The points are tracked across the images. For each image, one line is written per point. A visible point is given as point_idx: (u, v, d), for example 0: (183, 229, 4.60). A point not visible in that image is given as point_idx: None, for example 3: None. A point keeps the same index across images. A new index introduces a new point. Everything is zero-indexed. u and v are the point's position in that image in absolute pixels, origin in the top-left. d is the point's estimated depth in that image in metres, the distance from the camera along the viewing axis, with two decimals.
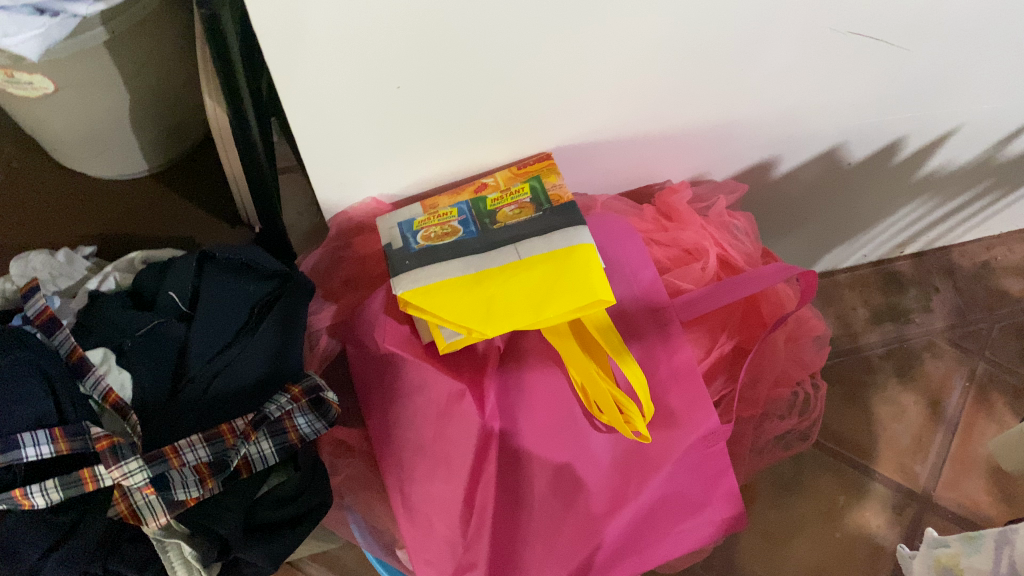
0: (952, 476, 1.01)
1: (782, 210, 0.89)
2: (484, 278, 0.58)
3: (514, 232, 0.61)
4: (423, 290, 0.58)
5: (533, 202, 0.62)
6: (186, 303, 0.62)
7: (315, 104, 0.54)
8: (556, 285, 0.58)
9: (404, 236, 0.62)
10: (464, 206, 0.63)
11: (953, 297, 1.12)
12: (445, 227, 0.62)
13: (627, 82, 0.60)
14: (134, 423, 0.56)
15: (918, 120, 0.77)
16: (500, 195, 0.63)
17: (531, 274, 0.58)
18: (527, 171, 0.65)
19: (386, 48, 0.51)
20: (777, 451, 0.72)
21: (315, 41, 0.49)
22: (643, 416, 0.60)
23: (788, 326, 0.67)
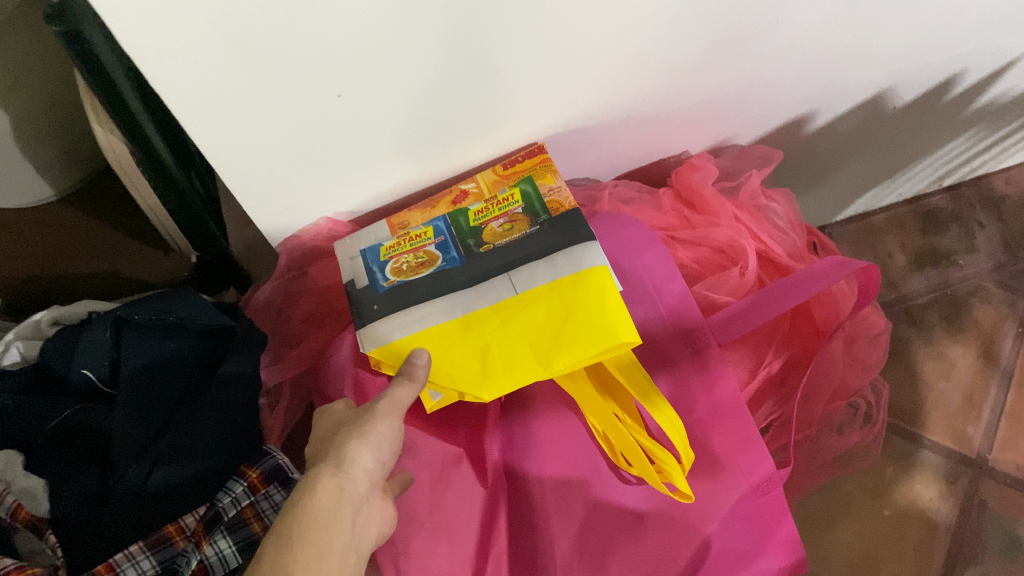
0: (1009, 436, 0.91)
1: (813, 164, 0.76)
2: (474, 324, 0.47)
3: (505, 257, 0.49)
4: (397, 346, 0.47)
5: (526, 213, 0.50)
6: (104, 381, 0.50)
7: (233, 128, 0.41)
8: (560, 327, 0.46)
9: (370, 269, 0.50)
10: (442, 222, 0.51)
11: (998, 233, 1.00)
12: (420, 256, 0.50)
13: (642, 53, 0.47)
14: (54, 544, 0.44)
15: (982, 53, 0.64)
16: (487, 205, 0.51)
17: (531, 313, 0.46)
18: (516, 170, 0.52)
19: (315, 50, 0.37)
20: (833, 469, 0.61)
21: (222, 48, 0.35)
22: (683, 465, 0.49)
23: (847, 330, 0.55)
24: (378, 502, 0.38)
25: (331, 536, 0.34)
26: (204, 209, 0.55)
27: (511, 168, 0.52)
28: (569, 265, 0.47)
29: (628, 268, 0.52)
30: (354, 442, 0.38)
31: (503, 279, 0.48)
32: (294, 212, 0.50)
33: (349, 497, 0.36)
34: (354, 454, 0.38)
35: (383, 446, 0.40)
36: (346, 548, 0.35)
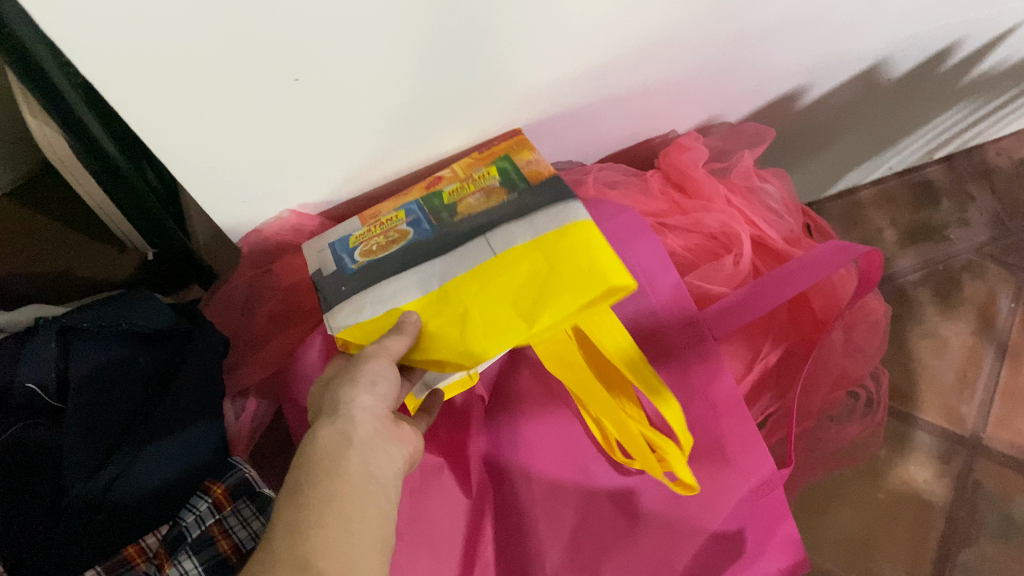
0: (1003, 413, 0.89)
1: (804, 139, 0.73)
2: (452, 293, 0.42)
3: (479, 222, 0.45)
4: (370, 324, 0.43)
5: (504, 184, 0.46)
6: (51, 394, 0.46)
7: (179, 118, 0.37)
8: (547, 281, 0.41)
9: (337, 256, 0.46)
10: (414, 204, 0.47)
11: (991, 205, 0.98)
12: (392, 237, 0.46)
13: (631, 26, 0.43)
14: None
15: (982, 20, 0.61)
16: (462, 184, 0.47)
17: (513, 274, 0.42)
18: (493, 153, 0.48)
19: (265, 31, 0.34)
20: (832, 461, 0.59)
21: (159, 32, 0.31)
22: (683, 451, 0.45)
23: (848, 317, 0.52)
24: (392, 431, 0.37)
25: (342, 472, 0.34)
26: (155, 199, 0.51)
27: (486, 153, 0.49)
28: (546, 219, 0.43)
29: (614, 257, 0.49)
30: (344, 383, 0.37)
31: (477, 239, 0.44)
32: (254, 204, 0.46)
33: (353, 432, 0.35)
34: (348, 397, 0.37)
35: (381, 382, 0.38)
36: (367, 480, 0.34)
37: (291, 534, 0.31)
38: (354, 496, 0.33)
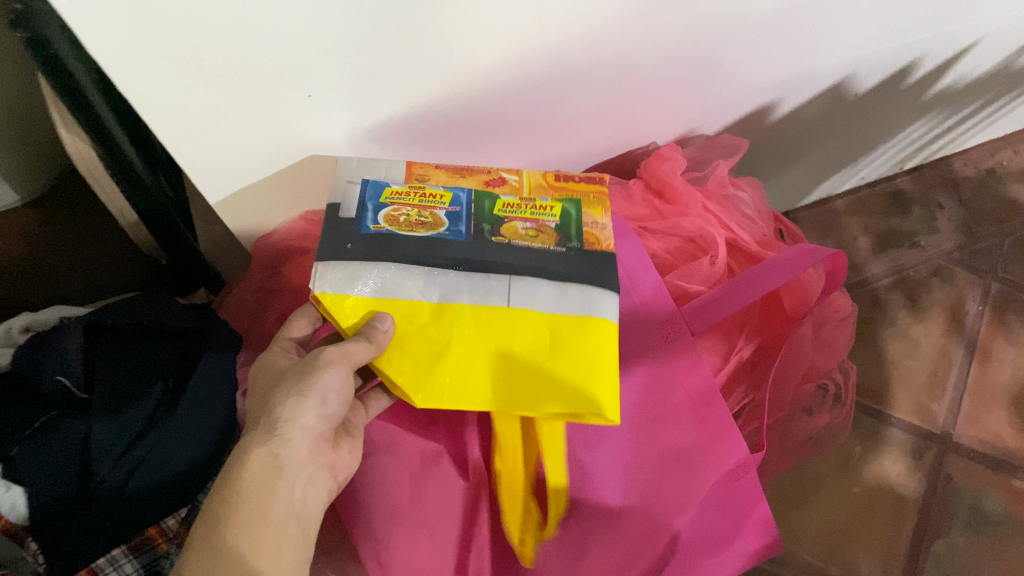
0: (972, 410, 0.94)
1: (777, 150, 0.77)
2: (446, 317, 0.45)
3: (511, 254, 0.47)
4: (355, 303, 0.44)
5: (558, 231, 0.48)
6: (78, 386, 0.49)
7: (205, 134, 0.41)
8: (538, 368, 0.45)
9: (363, 204, 0.47)
10: (463, 194, 0.49)
11: (958, 212, 1.03)
12: (423, 217, 0.47)
13: (610, 44, 0.48)
14: (35, 551, 0.45)
15: (938, 39, 0.65)
16: (522, 203, 0.49)
17: (511, 338, 0.45)
18: (566, 187, 0.50)
19: (284, 50, 0.37)
20: (806, 450, 0.63)
21: (191, 56, 0.35)
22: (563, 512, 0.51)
23: (816, 315, 0.56)
24: (326, 450, 0.42)
25: (268, 494, 0.38)
26: (175, 212, 0.54)
27: (565, 184, 0.50)
28: (579, 304, 0.46)
29: None
30: (297, 392, 0.41)
31: (503, 280, 0.46)
32: (271, 218, 0.52)
33: (293, 449, 0.40)
34: (291, 414, 0.40)
35: (328, 400, 0.42)
36: (287, 508, 0.39)
37: (216, 539, 0.36)
38: (273, 528, 0.38)
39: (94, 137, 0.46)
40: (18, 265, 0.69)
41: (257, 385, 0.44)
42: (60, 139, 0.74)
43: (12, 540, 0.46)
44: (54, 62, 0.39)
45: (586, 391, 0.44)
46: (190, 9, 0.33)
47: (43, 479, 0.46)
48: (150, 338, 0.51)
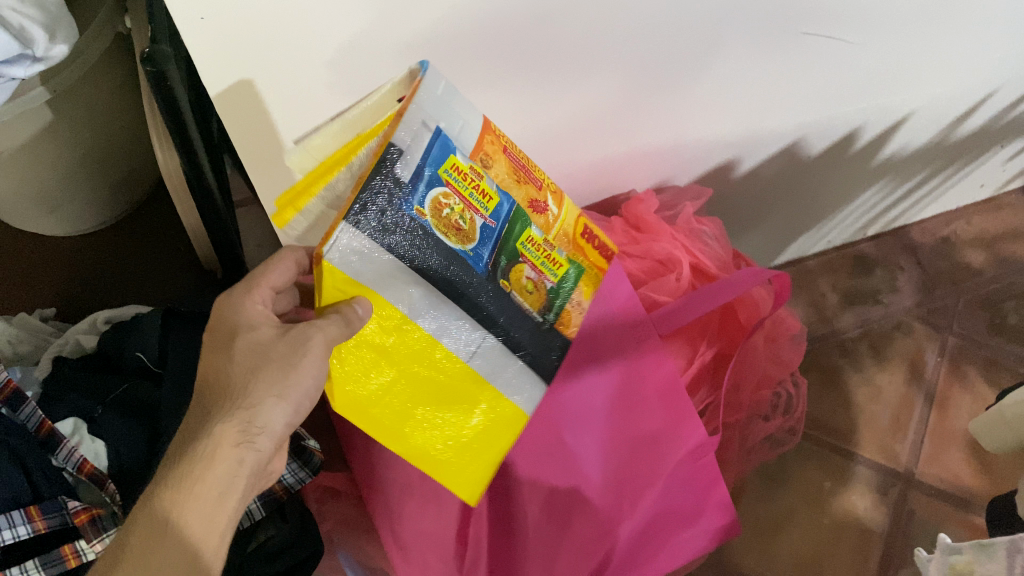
0: (932, 451, 1.02)
1: (745, 206, 0.89)
2: (418, 357, 0.49)
3: (506, 305, 0.52)
4: (346, 285, 0.43)
5: (546, 295, 0.55)
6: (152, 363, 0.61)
7: (270, 138, 0.53)
8: (442, 427, 0.53)
9: (420, 178, 0.44)
10: (508, 204, 0.50)
11: (917, 274, 1.14)
12: (461, 219, 0.47)
13: (592, 92, 0.60)
14: (112, 491, 0.54)
15: (874, 111, 0.77)
16: (541, 248, 0.53)
17: (438, 395, 0.52)
18: (576, 245, 0.58)
19: (335, 78, 0.50)
20: (762, 450, 0.73)
21: (268, 76, 0.48)
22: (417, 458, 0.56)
23: (767, 328, 0.68)
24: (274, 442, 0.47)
25: (223, 490, 0.44)
26: (228, 218, 0.65)
27: (585, 243, 0.58)
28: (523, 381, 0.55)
29: None
30: (273, 394, 0.44)
31: (479, 332, 0.51)
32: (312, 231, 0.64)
33: (255, 453, 0.45)
34: (265, 418, 0.45)
35: (297, 403, 0.46)
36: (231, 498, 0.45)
37: (167, 533, 0.42)
38: (218, 519, 0.44)
39: (180, 147, 0.56)
40: (135, 270, 0.97)
41: (235, 347, 0.45)
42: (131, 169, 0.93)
43: (96, 483, 0.55)
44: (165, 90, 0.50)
45: (470, 463, 0.55)
46: (276, 40, 0.45)
47: (120, 433, 0.57)
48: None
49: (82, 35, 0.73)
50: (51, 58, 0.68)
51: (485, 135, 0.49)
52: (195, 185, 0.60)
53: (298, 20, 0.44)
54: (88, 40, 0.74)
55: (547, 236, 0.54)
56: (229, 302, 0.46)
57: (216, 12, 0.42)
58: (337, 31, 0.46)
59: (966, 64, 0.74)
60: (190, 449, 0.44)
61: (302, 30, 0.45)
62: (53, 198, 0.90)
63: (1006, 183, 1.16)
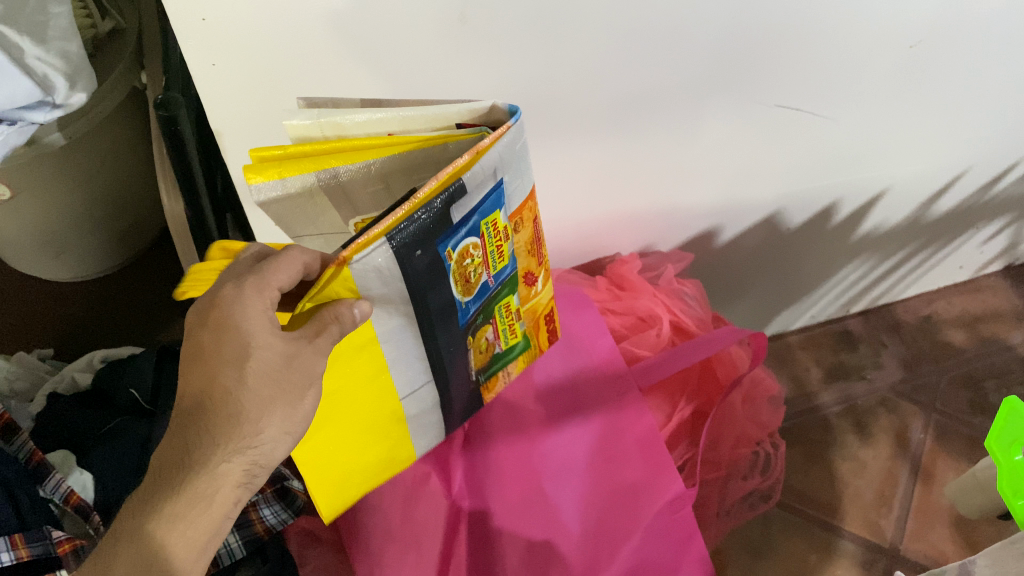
0: (917, 527, 1.01)
1: (728, 276, 0.92)
2: (375, 387, 0.49)
3: (459, 351, 0.51)
4: (343, 286, 0.41)
5: (494, 356, 0.55)
6: (145, 398, 0.71)
7: None
8: (352, 450, 0.51)
9: (463, 228, 0.43)
10: (509, 272, 0.50)
11: (900, 351, 1.16)
12: (473, 272, 0.47)
13: (578, 154, 0.63)
14: (96, 523, 0.60)
15: (850, 186, 0.80)
16: (514, 316, 0.54)
17: (365, 421, 0.50)
18: (540, 317, 0.57)
19: None
20: (742, 508, 0.74)
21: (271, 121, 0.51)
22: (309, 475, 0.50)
23: (743, 387, 0.70)
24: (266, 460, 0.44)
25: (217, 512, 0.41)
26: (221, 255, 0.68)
27: (545, 322, 0.59)
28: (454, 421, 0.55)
29: (570, 327, 0.68)
30: (285, 427, 0.42)
31: (423, 376, 0.51)
32: None
33: (249, 490, 0.43)
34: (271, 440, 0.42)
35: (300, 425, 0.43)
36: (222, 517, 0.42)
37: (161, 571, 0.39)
38: (207, 539, 0.41)
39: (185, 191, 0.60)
40: (133, 312, 1.01)
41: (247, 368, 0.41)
42: (132, 217, 0.98)
43: (80, 514, 0.60)
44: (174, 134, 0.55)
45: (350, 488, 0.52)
46: (286, 86, 0.49)
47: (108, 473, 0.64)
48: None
49: (100, 87, 0.78)
50: (70, 105, 0.74)
51: (529, 203, 0.48)
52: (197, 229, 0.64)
53: (302, 73, 0.48)
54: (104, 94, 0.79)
55: (523, 305, 0.54)
56: (232, 304, 0.40)
57: (225, 60, 0.46)
58: (339, 82, 0.50)
59: (938, 143, 0.77)
60: (186, 483, 0.40)
61: (305, 85, 0.49)
62: (58, 245, 0.94)
63: (984, 265, 1.19)
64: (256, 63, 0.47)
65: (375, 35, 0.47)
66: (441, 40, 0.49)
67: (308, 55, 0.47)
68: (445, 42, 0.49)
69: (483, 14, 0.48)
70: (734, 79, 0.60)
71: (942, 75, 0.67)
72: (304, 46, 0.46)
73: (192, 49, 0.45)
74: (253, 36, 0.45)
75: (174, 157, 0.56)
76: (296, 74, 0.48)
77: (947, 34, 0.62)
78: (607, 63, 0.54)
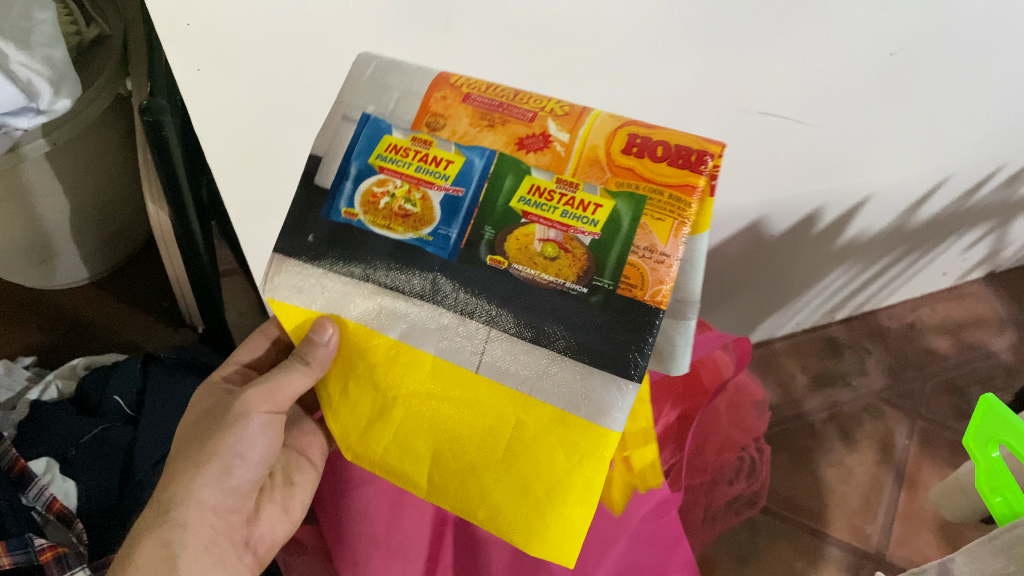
0: (903, 533, 1.02)
1: (712, 282, 0.93)
2: (477, 403, 0.45)
3: (506, 292, 0.44)
4: (304, 315, 0.47)
5: (586, 253, 0.43)
6: (130, 407, 0.71)
7: (249, 179, 0.57)
8: (533, 473, 0.44)
9: (344, 169, 0.46)
10: (481, 161, 0.45)
11: (885, 358, 1.17)
12: (408, 203, 0.45)
13: None
14: (78, 531, 0.62)
15: (832, 192, 0.81)
16: (552, 193, 0.44)
17: (508, 435, 0.44)
18: (617, 164, 0.43)
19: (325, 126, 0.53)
20: (727, 514, 0.74)
21: (255, 127, 0.52)
22: (515, 523, 0.45)
23: (728, 392, 0.71)
24: (219, 505, 0.50)
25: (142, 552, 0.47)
26: (203, 256, 0.69)
27: (632, 162, 0.43)
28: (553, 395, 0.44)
29: None
30: (195, 466, 0.49)
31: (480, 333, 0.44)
32: None
33: (179, 527, 0.48)
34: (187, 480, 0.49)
35: (226, 459, 0.49)
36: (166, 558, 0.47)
37: None
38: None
39: (169, 193, 0.61)
40: (119, 319, 1.01)
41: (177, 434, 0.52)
42: (117, 224, 0.98)
43: (63, 521, 0.62)
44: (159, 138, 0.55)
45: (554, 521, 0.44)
46: (269, 92, 0.49)
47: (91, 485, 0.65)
48: (186, 373, 0.73)
49: (84, 93, 0.78)
50: (53, 111, 0.75)
51: (435, 92, 0.46)
52: (181, 230, 0.65)
53: (286, 78, 0.48)
54: (88, 101, 0.78)
55: (563, 173, 0.44)
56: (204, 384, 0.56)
57: (211, 64, 0.47)
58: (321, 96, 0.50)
59: (919, 149, 0.78)
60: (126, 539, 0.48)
61: (288, 93, 0.49)
62: (41, 252, 0.93)
63: (966, 272, 1.20)
64: (241, 69, 0.47)
65: (358, 41, 0.47)
66: (425, 45, 0.49)
67: (291, 61, 0.47)
68: (429, 49, 0.49)
69: (466, 21, 0.48)
70: (717, 86, 0.60)
71: (922, 83, 0.68)
72: (285, 50, 0.46)
73: (177, 52, 0.45)
74: (236, 40, 0.45)
75: (158, 160, 0.57)
76: (280, 80, 0.48)
77: (927, 42, 0.63)
78: (594, 71, 0.55)
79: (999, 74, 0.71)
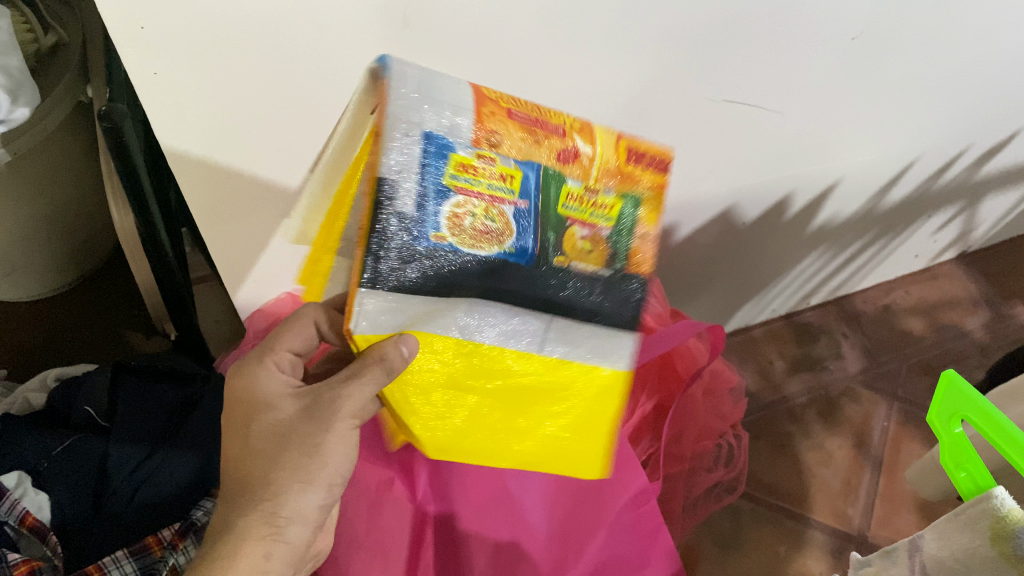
0: (884, 513, 1.03)
1: (686, 272, 0.93)
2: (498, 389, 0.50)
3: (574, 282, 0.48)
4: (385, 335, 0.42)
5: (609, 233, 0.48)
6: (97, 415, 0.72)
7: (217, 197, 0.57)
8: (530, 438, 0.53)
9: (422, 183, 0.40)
10: (534, 174, 0.43)
11: (861, 341, 1.18)
12: (483, 222, 0.43)
13: None
14: (53, 544, 0.63)
15: (799, 179, 0.81)
16: (587, 199, 0.46)
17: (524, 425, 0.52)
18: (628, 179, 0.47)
19: (285, 133, 0.53)
20: (707, 501, 0.74)
21: (221, 139, 0.52)
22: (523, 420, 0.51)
23: (705, 379, 0.72)
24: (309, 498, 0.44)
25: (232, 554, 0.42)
26: (173, 266, 0.69)
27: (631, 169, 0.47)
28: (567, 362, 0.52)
29: None
30: (299, 483, 0.44)
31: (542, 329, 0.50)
32: (262, 286, 0.69)
33: (282, 542, 0.44)
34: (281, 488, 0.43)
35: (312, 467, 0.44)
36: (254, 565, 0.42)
37: None
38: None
39: (133, 200, 0.61)
40: (91, 330, 1.01)
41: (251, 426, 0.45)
42: (82, 234, 0.97)
43: (38, 535, 0.63)
44: (120, 144, 0.55)
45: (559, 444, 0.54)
46: (229, 100, 0.49)
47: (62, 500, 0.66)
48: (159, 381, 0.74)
49: (42, 102, 0.77)
50: (13, 121, 0.74)
51: (482, 106, 0.42)
52: (149, 239, 0.65)
53: (247, 81, 0.48)
54: (48, 110, 0.77)
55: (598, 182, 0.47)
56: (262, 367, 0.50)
57: (168, 68, 0.46)
58: (270, 101, 0.50)
59: (886, 131, 0.78)
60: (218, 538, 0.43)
61: (243, 100, 0.49)
62: (6, 266, 0.93)
63: (938, 254, 1.22)
64: (201, 73, 0.47)
65: (319, 37, 0.47)
66: (386, 41, 0.48)
67: (255, 59, 0.47)
68: (394, 47, 0.49)
69: (426, 17, 0.48)
70: (677, 77, 0.61)
71: (882, 68, 0.69)
72: (242, 55, 0.46)
73: (133, 58, 0.45)
74: (195, 46, 0.45)
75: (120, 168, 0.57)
76: (242, 79, 0.48)
77: (888, 27, 0.64)
78: (552, 68, 0.55)
79: (960, 55, 0.71)
